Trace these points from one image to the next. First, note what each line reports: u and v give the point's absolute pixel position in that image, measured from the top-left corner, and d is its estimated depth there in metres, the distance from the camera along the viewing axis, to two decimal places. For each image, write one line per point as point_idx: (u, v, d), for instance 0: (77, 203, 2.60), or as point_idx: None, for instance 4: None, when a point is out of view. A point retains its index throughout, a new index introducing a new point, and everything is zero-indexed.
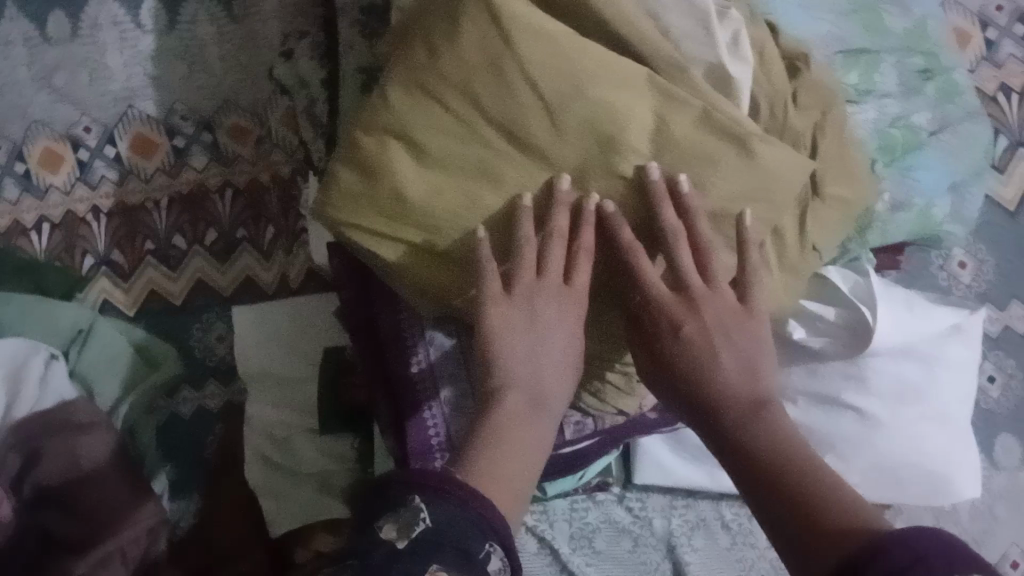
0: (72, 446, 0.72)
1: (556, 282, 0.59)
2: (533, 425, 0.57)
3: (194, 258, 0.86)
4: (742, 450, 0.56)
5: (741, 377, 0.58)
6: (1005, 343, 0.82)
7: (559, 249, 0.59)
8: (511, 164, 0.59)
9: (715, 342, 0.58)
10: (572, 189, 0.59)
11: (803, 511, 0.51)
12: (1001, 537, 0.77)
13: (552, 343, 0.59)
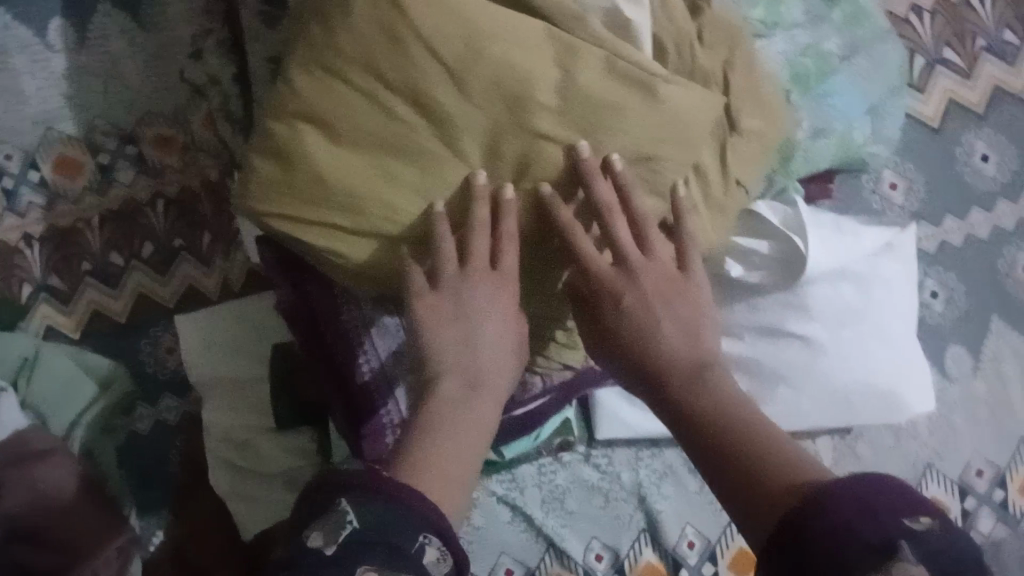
0: (29, 476, 0.71)
1: (482, 261, 0.56)
2: (471, 412, 0.54)
3: (132, 274, 0.84)
4: (688, 416, 0.54)
5: (683, 343, 0.56)
6: (944, 258, 0.82)
7: (484, 237, 0.55)
8: (427, 131, 0.53)
9: (655, 311, 0.56)
10: (488, 181, 0.55)
11: (748, 471, 0.49)
12: (963, 447, 0.80)
13: (488, 327, 0.56)
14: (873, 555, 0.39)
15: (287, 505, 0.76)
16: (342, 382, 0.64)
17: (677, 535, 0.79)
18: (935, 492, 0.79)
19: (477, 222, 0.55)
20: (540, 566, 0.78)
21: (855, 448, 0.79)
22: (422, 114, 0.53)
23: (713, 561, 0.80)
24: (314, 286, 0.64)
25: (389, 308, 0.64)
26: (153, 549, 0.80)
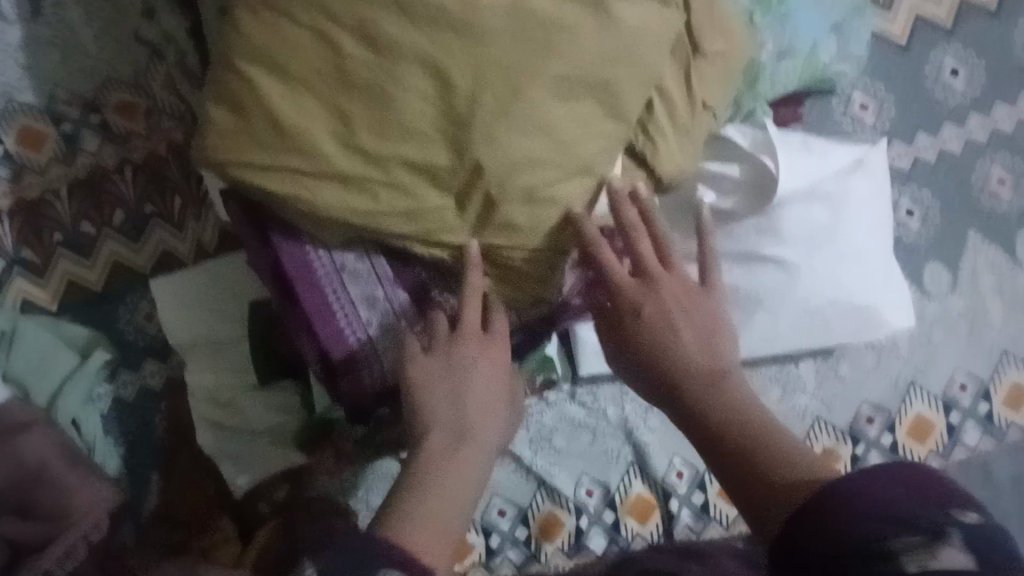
0: (13, 447, 0.71)
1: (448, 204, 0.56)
2: (457, 463, 0.57)
3: (105, 242, 0.82)
4: (703, 422, 0.54)
5: (701, 349, 0.57)
6: (917, 177, 0.82)
7: (448, 171, 0.55)
8: (376, 63, 0.52)
9: (673, 318, 0.57)
10: (454, 159, 0.54)
11: (763, 474, 0.49)
12: (945, 363, 0.81)
13: (475, 382, 0.59)
14: (917, 533, 0.39)
15: (278, 461, 0.78)
16: (317, 339, 0.62)
17: (666, 465, 0.81)
18: (919, 408, 0.80)
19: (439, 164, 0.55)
20: (532, 505, 0.79)
21: (836, 368, 0.80)
22: (370, 46, 0.52)
23: (703, 488, 0.81)
24: (282, 240, 0.61)
25: (358, 253, 0.63)
26: (149, 513, 0.79)
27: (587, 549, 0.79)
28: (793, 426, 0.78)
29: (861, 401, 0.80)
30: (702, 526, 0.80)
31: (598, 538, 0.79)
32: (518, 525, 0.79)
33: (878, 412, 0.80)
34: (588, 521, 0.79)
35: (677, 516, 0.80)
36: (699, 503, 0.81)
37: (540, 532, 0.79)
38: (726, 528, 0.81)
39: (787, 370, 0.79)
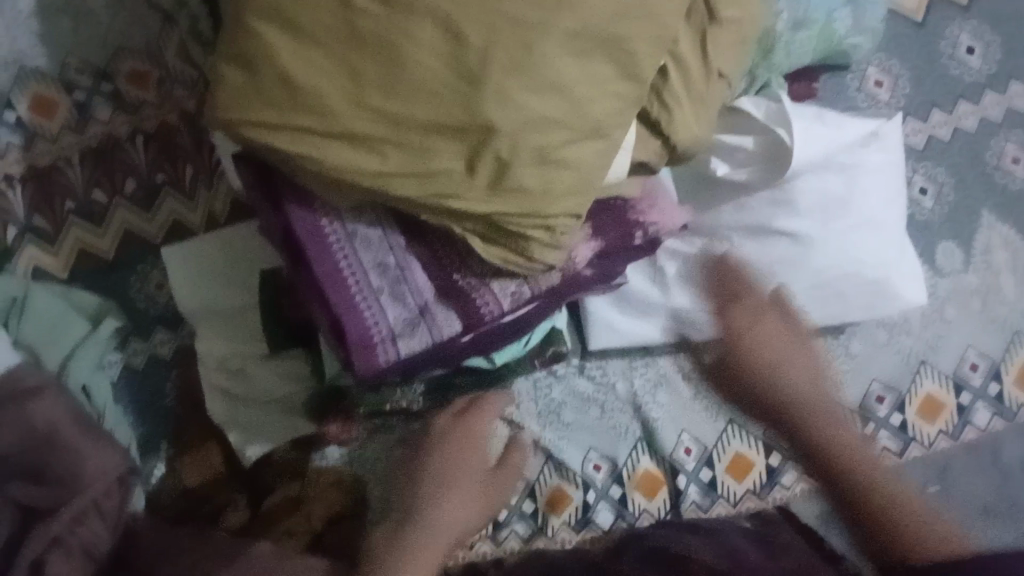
0: (25, 412, 0.70)
1: (458, 168, 0.55)
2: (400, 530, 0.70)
3: (117, 211, 0.82)
4: (813, 452, 0.61)
5: (806, 381, 0.64)
6: (931, 154, 0.81)
7: (459, 132, 0.54)
8: (388, 17, 0.51)
9: (780, 356, 0.64)
10: (467, 117, 0.53)
11: (875, 509, 0.57)
12: (956, 341, 0.80)
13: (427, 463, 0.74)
14: None
15: (290, 428, 0.78)
16: (325, 302, 0.60)
17: (674, 441, 0.80)
18: (930, 387, 0.80)
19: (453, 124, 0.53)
20: (540, 478, 0.79)
21: (848, 345, 0.79)
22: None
23: (710, 466, 0.80)
24: (292, 202, 0.60)
25: (370, 220, 0.62)
26: (156, 482, 0.80)
27: (593, 523, 0.79)
28: None
29: (871, 379, 0.79)
30: (709, 502, 0.80)
31: (605, 512, 0.79)
32: (524, 498, 0.79)
33: (888, 391, 0.79)
34: (595, 495, 0.79)
35: (684, 492, 0.80)
36: (707, 479, 0.80)
37: (546, 506, 0.79)
38: (733, 505, 0.80)
39: None
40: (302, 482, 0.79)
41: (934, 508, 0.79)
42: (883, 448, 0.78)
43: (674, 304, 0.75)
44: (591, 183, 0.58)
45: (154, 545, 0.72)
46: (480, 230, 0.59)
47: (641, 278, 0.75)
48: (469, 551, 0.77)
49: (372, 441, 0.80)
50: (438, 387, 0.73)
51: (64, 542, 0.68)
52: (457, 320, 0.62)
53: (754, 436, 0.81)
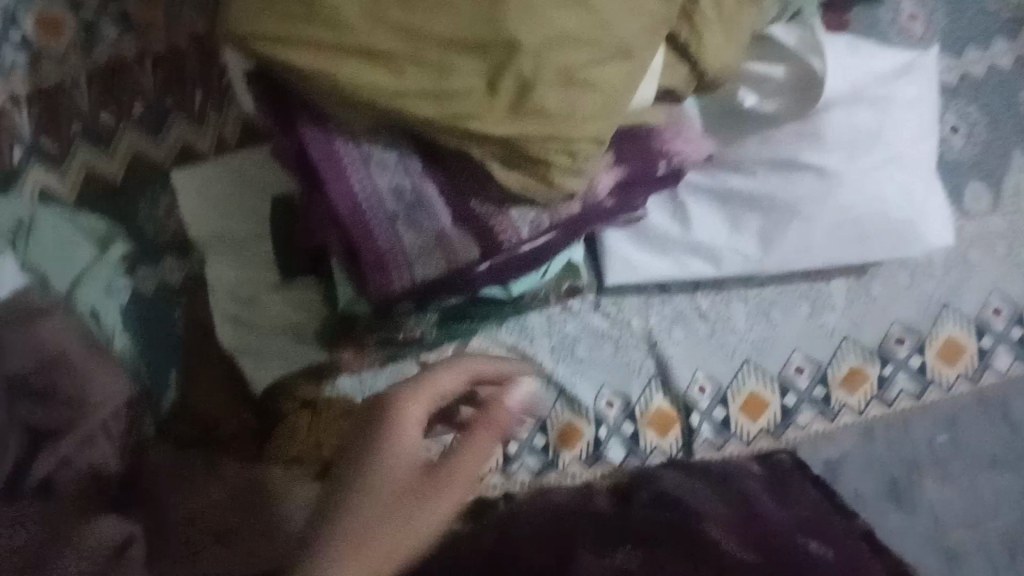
0: (33, 334, 0.70)
1: (477, 88, 0.53)
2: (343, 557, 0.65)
3: (124, 135, 0.79)
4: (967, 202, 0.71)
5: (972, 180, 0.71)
6: (965, 92, 0.79)
7: (479, 51, 0.52)
8: None
9: None
10: (487, 35, 0.51)
11: None
12: (981, 282, 0.79)
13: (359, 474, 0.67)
14: None
15: (303, 355, 0.77)
16: (342, 228, 0.60)
17: (688, 379, 0.79)
18: (951, 330, 0.79)
19: (473, 41, 0.51)
20: (551, 414, 0.79)
21: (869, 287, 0.79)
22: None
23: (725, 404, 0.79)
24: (307, 122, 0.58)
25: (386, 142, 0.60)
26: (167, 408, 0.78)
27: (605, 458, 0.79)
28: (819, 346, 0.79)
29: (892, 322, 0.79)
30: (722, 440, 0.79)
31: (616, 448, 0.79)
32: (536, 433, 0.79)
33: (908, 333, 0.79)
34: (607, 431, 0.79)
35: (697, 430, 0.79)
36: (720, 418, 0.79)
37: (559, 440, 0.79)
38: (746, 444, 0.80)
39: (818, 288, 0.79)
40: (313, 412, 0.77)
41: (941, 456, 0.81)
42: (900, 389, 0.79)
43: (696, 240, 0.72)
44: (616, 107, 0.55)
45: (163, 468, 0.71)
46: (500, 153, 0.56)
47: (662, 214, 0.72)
48: (481, 483, 0.78)
49: (383, 371, 0.79)
50: (450, 322, 0.72)
51: (73, 462, 0.67)
52: (475, 247, 0.61)
53: (771, 376, 0.79)
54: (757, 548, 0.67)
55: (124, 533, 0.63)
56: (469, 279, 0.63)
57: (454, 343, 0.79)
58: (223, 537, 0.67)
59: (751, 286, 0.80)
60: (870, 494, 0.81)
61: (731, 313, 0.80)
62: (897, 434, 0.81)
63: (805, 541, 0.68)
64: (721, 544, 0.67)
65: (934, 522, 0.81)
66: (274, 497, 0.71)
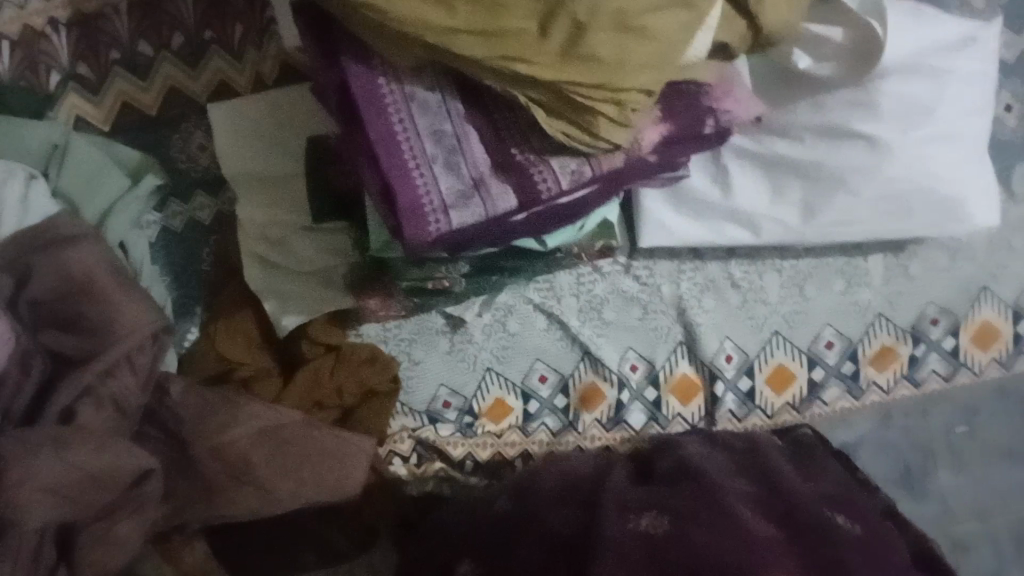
0: (61, 262, 0.67)
1: (531, 33, 0.51)
2: None
3: (161, 65, 0.77)
4: None
5: None
6: (1023, 71, 0.78)
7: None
8: None
9: None
10: None
11: None
12: (1020, 269, 0.81)
13: None
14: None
15: (328, 301, 0.76)
16: (378, 166, 0.58)
17: (715, 348, 0.80)
18: (987, 313, 0.81)
19: None
20: (574, 373, 0.80)
21: (907, 266, 0.80)
22: None
23: (750, 376, 0.80)
24: (349, 57, 0.57)
25: (429, 84, 0.59)
26: (189, 344, 0.80)
27: (624, 423, 0.80)
28: (852, 323, 0.80)
29: (929, 302, 0.80)
30: (744, 412, 0.80)
31: (638, 413, 0.80)
32: (558, 393, 0.80)
33: (944, 314, 0.81)
34: (630, 395, 0.80)
35: (720, 399, 0.80)
36: (745, 389, 0.80)
37: (580, 401, 0.80)
38: (769, 417, 0.81)
39: (856, 264, 0.80)
40: (337, 356, 0.77)
41: (958, 445, 0.81)
42: (931, 369, 0.81)
43: (736, 207, 0.73)
44: (669, 58, 0.53)
45: (188, 407, 0.71)
46: (546, 100, 0.55)
47: (702, 176, 0.72)
48: (500, 440, 0.80)
49: (407, 322, 0.79)
50: (481, 275, 0.72)
51: (96, 394, 0.67)
52: (513, 196, 0.60)
53: (800, 349, 0.80)
54: (779, 520, 0.60)
55: (143, 468, 0.64)
56: (504, 229, 0.62)
57: (481, 297, 0.78)
58: (243, 476, 0.70)
59: (786, 257, 0.79)
60: (885, 480, 0.81)
61: (764, 284, 0.80)
62: (916, 421, 0.81)
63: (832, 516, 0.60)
64: (740, 514, 0.59)
65: (945, 511, 0.80)
66: (290, 443, 0.72)
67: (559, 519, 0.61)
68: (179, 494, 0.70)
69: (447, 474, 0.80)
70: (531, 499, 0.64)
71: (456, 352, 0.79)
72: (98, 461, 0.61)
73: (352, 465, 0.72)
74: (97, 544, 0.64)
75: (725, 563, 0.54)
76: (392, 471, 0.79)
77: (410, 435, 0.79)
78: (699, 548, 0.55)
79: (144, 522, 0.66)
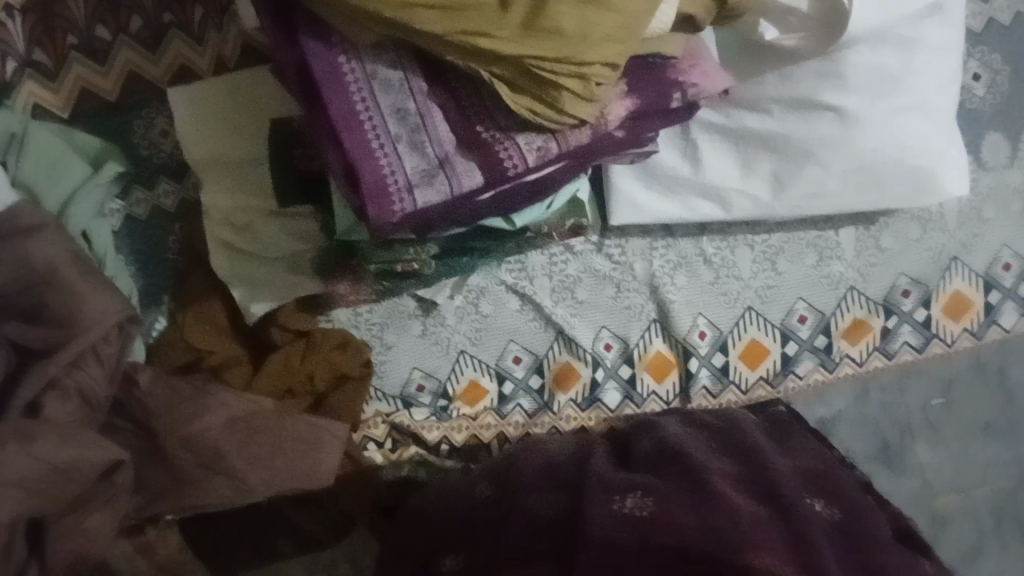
0: (24, 251, 0.63)
1: (491, 7, 0.50)
2: None
3: (120, 49, 0.72)
4: None
5: None
6: (989, 39, 0.78)
7: None
8: None
9: None
10: None
11: None
12: (993, 238, 0.81)
13: None
14: None
15: (298, 286, 0.75)
16: (341, 146, 0.57)
17: (689, 324, 0.80)
18: (958, 284, 0.81)
19: None
20: (548, 354, 0.80)
21: (878, 239, 0.80)
22: None
23: (724, 352, 0.81)
24: (308, 37, 0.56)
25: (390, 60, 0.58)
26: (157, 334, 0.80)
27: (600, 402, 0.81)
28: (825, 296, 0.81)
29: (899, 274, 0.81)
30: (719, 388, 0.81)
31: (613, 392, 0.81)
32: (532, 373, 0.80)
33: (915, 286, 0.81)
34: (604, 374, 0.80)
35: (695, 375, 0.80)
36: (719, 365, 0.81)
37: (555, 382, 0.80)
38: (743, 392, 0.81)
39: (827, 237, 0.80)
40: (307, 342, 0.76)
41: (935, 419, 0.82)
42: (904, 342, 0.82)
43: (706, 181, 0.73)
44: (632, 30, 0.52)
45: (155, 398, 0.69)
46: (508, 75, 0.54)
47: (671, 151, 0.72)
48: (476, 422, 0.79)
49: (379, 305, 0.78)
50: (452, 257, 0.72)
51: (60, 385, 0.64)
52: (478, 173, 0.59)
53: (773, 323, 0.81)
54: (764, 498, 0.56)
55: (113, 458, 0.62)
56: (472, 208, 0.61)
57: (453, 281, 0.77)
58: (216, 466, 0.70)
59: (758, 232, 0.80)
60: (862, 455, 0.81)
61: (737, 259, 0.80)
62: (892, 396, 0.82)
63: (811, 500, 0.57)
64: (727, 493, 0.55)
65: (924, 485, 0.81)
66: (261, 432, 0.71)
67: (537, 502, 0.58)
68: (149, 485, 0.69)
69: (423, 458, 0.79)
70: (511, 489, 0.61)
71: (429, 335, 0.79)
72: (66, 454, 0.59)
73: (324, 452, 0.71)
74: (67, 537, 0.62)
75: (711, 544, 0.49)
76: (368, 457, 0.78)
77: (384, 420, 0.78)
78: (681, 530, 0.51)
79: (114, 514, 0.65)
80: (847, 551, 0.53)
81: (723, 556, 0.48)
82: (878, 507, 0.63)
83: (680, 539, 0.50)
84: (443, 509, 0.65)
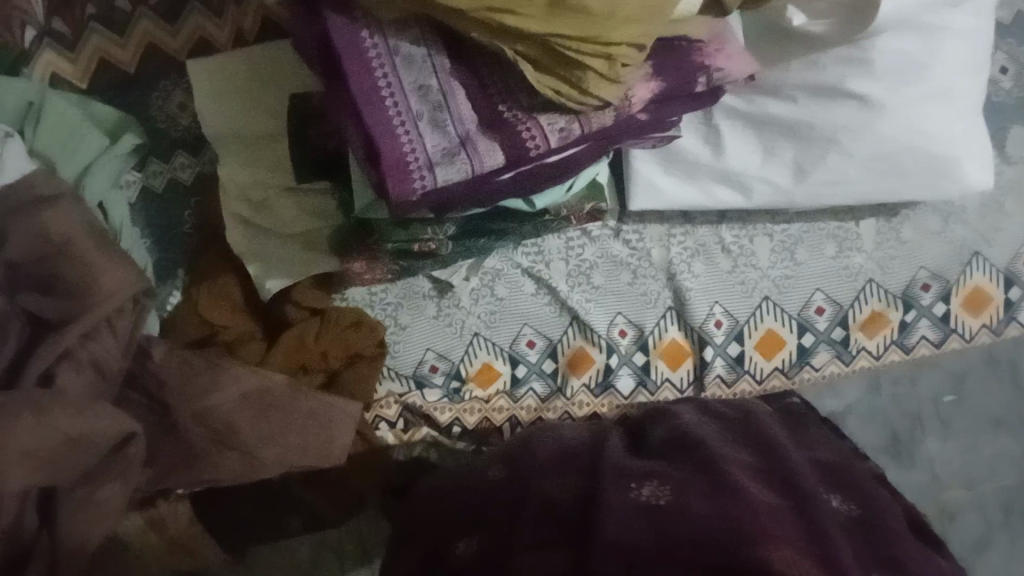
0: (40, 220, 0.63)
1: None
2: None
3: (139, 21, 0.73)
4: None
5: None
6: (1016, 30, 0.79)
7: None
8: None
9: None
10: None
11: None
12: (1014, 233, 0.80)
13: None
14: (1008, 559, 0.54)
15: (314, 264, 0.74)
16: (362, 124, 0.57)
17: (705, 313, 0.80)
18: (979, 279, 0.80)
19: None
20: (562, 339, 0.80)
21: (899, 231, 0.81)
22: None
23: (740, 341, 0.80)
24: (333, 13, 0.56)
25: (413, 37, 0.57)
26: (170, 308, 0.78)
27: (613, 388, 0.79)
28: (843, 288, 0.81)
29: (919, 268, 0.81)
30: (734, 377, 0.80)
31: (626, 378, 0.80)
32: (545, 358, 0.80)
33: (935, 280, 0.80)
34: (618, 361, 0.80)
35: (710, 364, 0.79)
36: (734, 354, 0.80)
37: (567, 366, 0.79)
38: (758, 382, 0.80)
39: (847, 228, 0.81)
40: (321, 320, 0.76)
41: (946, 414, 0.80)
42: (921, 336, 0.81)
43: (726, 167, 0.72)
44: (659, 11, 0.52)
45: (169, 371, 0.70)
46: (533, 54, 0.53)
47: (693, 135, 0.71)
48: (488, 405, 0.79)
49: (393, 286, 0.79)
50: (471, 239, 0.71)
51: (75, 356, 0.63)
52: (500, 153, 0.58)
53: (790, 314, 0.80)
54: (783, 491, 0.55)
55: (124, 431, 0.62)
56: (492, 187, 0.61)
57: (469, 262, 0.78)
58: (226, 441, 0.69)
59: (778, 221, 0.81)
60: (871, 447, 0.80)
61: (755, 249, 0.81)
62: (904, 388, 0.80)
63: (829, 495, 0.56)
64: (745, 484, 0.54)
65: (932, 480, 0.80)
66: (273, 407, 0.71)
67: (551, 486, 0.58)
68: (160, 460, 0.69)
69: (434, 439, 0.78)
70: (525, 472, 0.61)
71: (443, 316, 0.79)
72: (78, 425, 0.59)
73: (336, 430, 0.71)
74: (78, 510, 0.61)
75: (724, 532, 0.49)
76: (379, 437, 0.78)
77: (397, 401, 0.78)
78: (696, 520, 0.50)
79: (127, 488, 0.64)
80: (864, 545, 0.52)
81: (738, 544, 0.48)
82: (893, 500, 0.62)
83: (693, 526, 0.49)
84: (455, 491, 0.65)
